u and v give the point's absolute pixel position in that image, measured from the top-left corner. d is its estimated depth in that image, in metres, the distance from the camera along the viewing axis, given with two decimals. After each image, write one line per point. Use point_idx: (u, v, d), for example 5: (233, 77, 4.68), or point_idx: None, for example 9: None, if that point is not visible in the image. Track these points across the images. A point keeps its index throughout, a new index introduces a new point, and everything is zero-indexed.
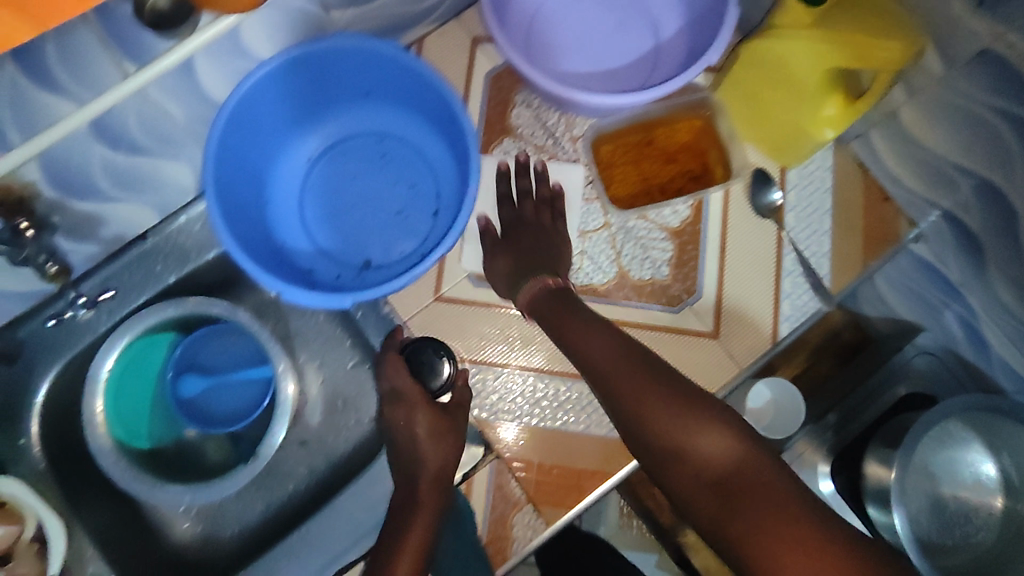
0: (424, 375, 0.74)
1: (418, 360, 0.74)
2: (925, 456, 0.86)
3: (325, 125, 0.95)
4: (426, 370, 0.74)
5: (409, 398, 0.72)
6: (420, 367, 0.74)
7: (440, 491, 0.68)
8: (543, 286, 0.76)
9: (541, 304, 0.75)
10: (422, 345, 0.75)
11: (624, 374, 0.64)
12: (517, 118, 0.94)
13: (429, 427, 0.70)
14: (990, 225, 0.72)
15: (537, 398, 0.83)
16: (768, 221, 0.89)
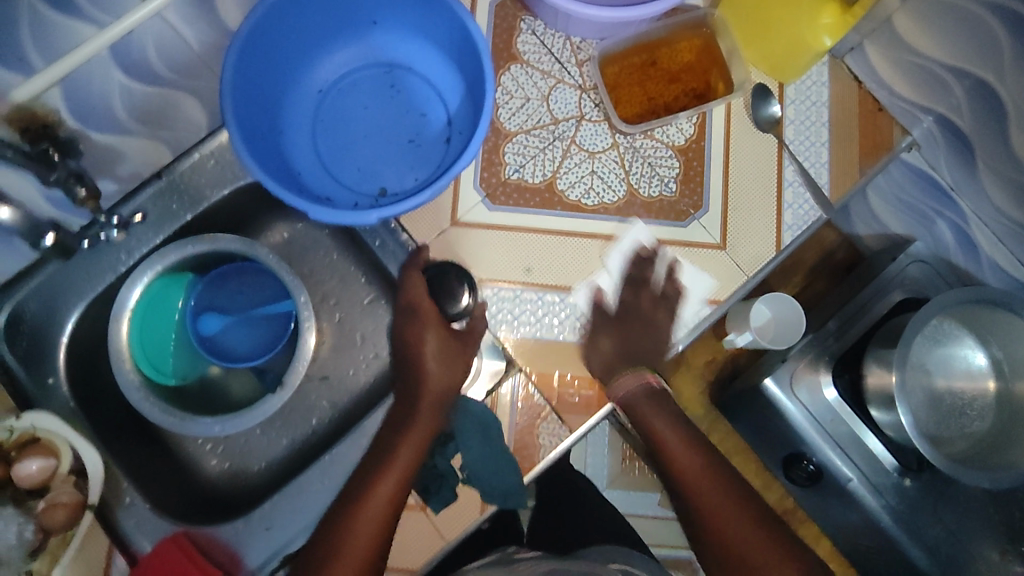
0: (443, 297, 0.75)
1: (442, 284, 0.75)
2: (921, 353, 0.79)
3: (334, 55, 0.78)
4: (445, 293, 0.75)
5: (422, 316, 0.72)
6: (441, 290, 0.75)
7: (438, 412, 0.72)
8: (641, 384, 0.73)
9: (640, 402, 0.73)
10: (445, 269, 0.76)
11: (699, 483, 0.70)
12: (523, 45, 0.82)
13: (438, 346, 0.72)
14: (985, 123, 0.74)
15: (553, 315, 0.78)
16: (768, 135, 0.82)
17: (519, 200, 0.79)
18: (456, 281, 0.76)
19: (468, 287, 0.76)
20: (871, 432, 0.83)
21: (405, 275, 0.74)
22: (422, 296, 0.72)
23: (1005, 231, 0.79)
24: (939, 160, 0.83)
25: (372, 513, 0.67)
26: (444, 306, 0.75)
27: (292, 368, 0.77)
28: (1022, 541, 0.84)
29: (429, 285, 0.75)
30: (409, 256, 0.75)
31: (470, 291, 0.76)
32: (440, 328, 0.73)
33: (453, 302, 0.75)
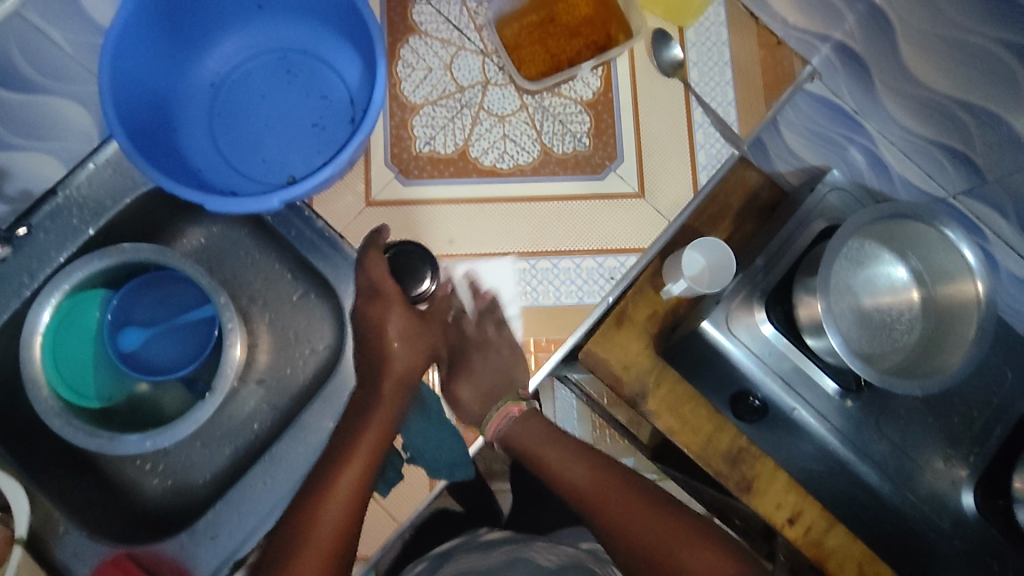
0: (406, 276, 0.74)
1: (407, 264, 0.74)
2: (844, 277, 0.81)
3: (222, 47, 0.75)
4: (410, 271, 0.74)
5: (386, 297, 0.70)
6: (403, 271, 0.74)
7: (403, 391, 0.72)
8: (510, 420, 0.72)
9: (518, 436, 0.72)
10: (409, 249, 0.74)
11: (599, 493, 0.69)
12: (419, 15, 0.80)
13: (401, 329, 0.71)
14: (874, 44, 0.76)
15: (486, 281, 0.78)
16: (673, 80, 0.82)
17: (432, 173, 0.78)
18: (421, 261, 0.74)
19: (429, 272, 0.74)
20: (813, 364, 0.85)
21: (366, 256, 0.71)
22: (380, 278, 0.71)
23: (911, 146, 0.80)
24: (841, 87, 0.85)
25: (342, 491, 0.66)
26: (406, 284, 0.73)
27: (220, 379, 0.75)
28: (964, 445, 0.86)
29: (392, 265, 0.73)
30: (368, 238, 0.73)
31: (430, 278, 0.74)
32: (403, 308, 0.72)
33: (416, 281, 0.74)
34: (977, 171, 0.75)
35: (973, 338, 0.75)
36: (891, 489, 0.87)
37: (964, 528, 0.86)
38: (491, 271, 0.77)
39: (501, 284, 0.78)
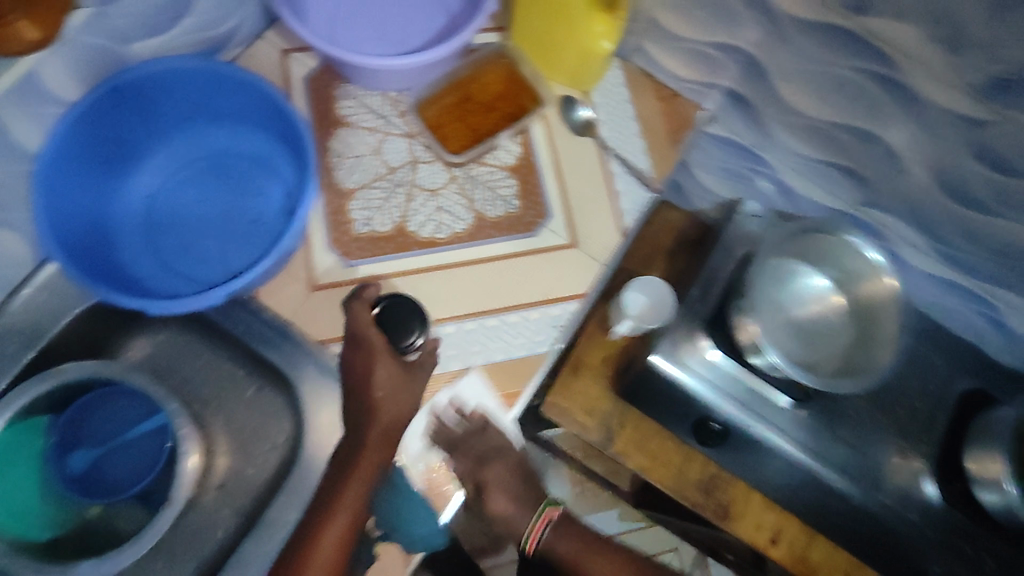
0: (396, 328, 0.73)
1: (397, 316, 0.73)
2: (773, 296, 0.87)
3: (153, 160, 0.78)
4: (401, 323, 0.73)
5: (365, 346, 0.70)
6: (394, 323, 0.73)
7: (388, 443, 0.70)
8: (550, 527, 0.69)
9: (560, 542, 0.69)
10: (397, 300, 0.74)
11: None
12: (346, 109, 0.85)
13: (385, 382, 0.70)
14: (756, 88, 0.86)
15: (454, 344, 0.80)
16: (585, 139, 0.89)
17: (372, 252, 0.80)
18: (411, 313, 0.74)
19: (418, 324, 0.73)
20: (764, 381, 0.92)
21: (351, 309, 0.73)
22: (362, 329, 0.71)
23: (807, 170, 0.89)
24: (736, 127, 0.93)
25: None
26: (394, 336, 0.72)
27: (165, 510, 0.70)
28: (913, 436, 0.93)
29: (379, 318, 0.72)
30: (355, 291, 0.75)
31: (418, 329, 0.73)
32: (387, 360, 0.71)
33: (408, 332, 0.73)
34: (865, 184, 0.85)
35: (894, 332, 0.82)
36: (857, 489, 0.93)
37: (933, 517, 0.91)
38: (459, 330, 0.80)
39: (465, 345, 0.80)
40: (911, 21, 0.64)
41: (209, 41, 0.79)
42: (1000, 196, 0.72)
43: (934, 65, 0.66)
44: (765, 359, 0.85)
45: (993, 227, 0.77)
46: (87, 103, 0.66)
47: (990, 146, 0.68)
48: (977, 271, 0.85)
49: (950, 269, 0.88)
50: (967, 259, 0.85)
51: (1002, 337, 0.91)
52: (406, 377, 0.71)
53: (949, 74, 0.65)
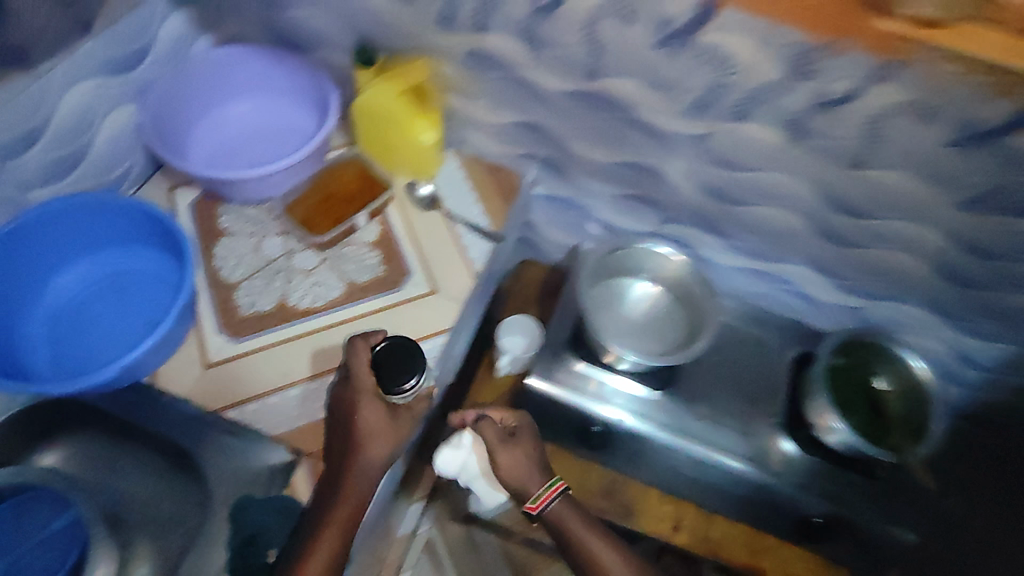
0: (392, 373, 0.82)
1: (392, 362, 0.82)
2: (612, 307, 1.06)
3: (56, 284, 0.89)
4: (396, 369, 0.82)
5: (360, 387, 0.82)
6: (387, 370, 0.82)
7: (377, 471, 0.81)
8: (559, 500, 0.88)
9: (566, 514, 0.88)
10: (390, 347, 0.83)
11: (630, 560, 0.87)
12: (227, 222, 1.00)
13: (377, 418, 0.81)
14: (553, 149, 1.05)
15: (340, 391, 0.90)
16: (432, 211, 1.04)
17: (258, 327, 0.92)
18: (410, 361, 0.82)
19: (411, 370, 0.82)
20: (628, 381, 1.04)
21: (353, 351, 0.83)
22: (359, 373, 0.82)
23: (616, 204, 1.10)
24: (554, 184, 1.12)
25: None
26: (386, 380, 0.81)
27: None
28: (763, 403, 1.06)
29: (379, 362, 0.82)
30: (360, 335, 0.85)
31: (412, 376, 0.82)
32: (378, 400, 0.82)
33: (398, 378, 0.81)
34: (659, 206, 1.06)
35: (708, 307, 1.01)
36: (740, 459, 1.02)
37: (800, 470, 1.02)
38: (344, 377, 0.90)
39: None
40: (630, 77, 0.87)
41: (103, 177, 0.95)
42: (747, 190, 0.96)
43: (651, 102, 0.89)
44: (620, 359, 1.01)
45: (757, 215, 0.99)
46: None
47: (717, 151, 0.92)
48: (768, 257, 1.06)
49: (745, 256, 1.08)
50: (752, 247, 1.06)
51: (811, 306, 1.12)
52: (389, 418, 0.82)
53: (668, 105, 0.88)
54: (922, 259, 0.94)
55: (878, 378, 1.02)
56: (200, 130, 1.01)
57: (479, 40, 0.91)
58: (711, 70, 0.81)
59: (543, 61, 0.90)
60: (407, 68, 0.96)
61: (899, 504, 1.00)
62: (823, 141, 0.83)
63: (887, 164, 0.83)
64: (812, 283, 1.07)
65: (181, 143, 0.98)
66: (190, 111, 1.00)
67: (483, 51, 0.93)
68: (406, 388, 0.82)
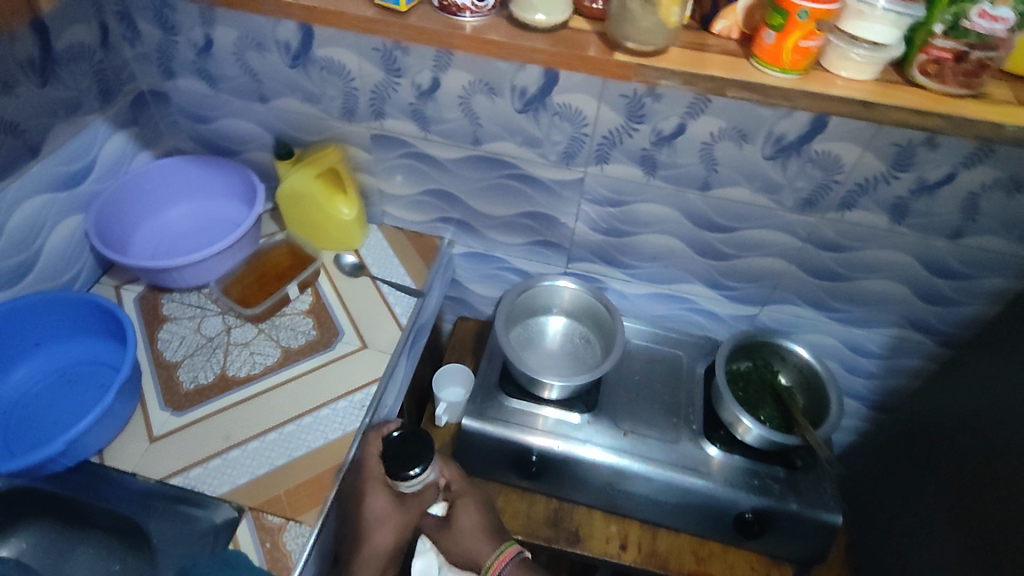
0: (401, 461, 0.81)
1: (405, 449, 0.82)
2: (534, 341, 1.16)
3: (8, 385, 0.96)
4: (406, 457, 0.81)
5: (369, 477, 0.89)
6: (395, 458, 0.82)
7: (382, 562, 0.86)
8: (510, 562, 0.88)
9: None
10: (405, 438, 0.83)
11: None
12: (169, 310, 1.09)
13: (383, 506, 0.86)
14: (461, 211, 1.19)
15: (277, 449, 0.93)
16: (360, 276, 1.15)
17: (199, 398, 0.98)
18: (421, 451, 0.82)
19: (419, 460, 0.81)
20: (560, 409, 1.12)
21: (365, 439, 0.93)
22: (373, 462, 0.90)
23: (526, 252, 1.23)
24: (470, 242, 1.25)
25: None
26: (394, 467, 0.81)
27: None
28: (684, 416, 1.12)
29: (391, 448, 0.82)
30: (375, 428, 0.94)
31: (418, 465, 0.81)
32: (384, 489, 0.88)
33: (404, 466, 0.81)
34: (562, 248, 1.19)
35: (613, 327, 1.11)
36: (676, 469, 1.06)
37: (731, 471, 1.07)
38: (280, 434, 0.95)
39: (291, 443, 0.94)
40: (507, 139, 1.03)
41: (53, 282, 1.05)
42: (629, 222, 1.10)
43: (530, 157, 1.04)
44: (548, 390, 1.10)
45: (645, 243, 1.12)
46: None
47: (594, 191, 1.06)
48: (665, 281, 1.19)
49: (646, 283, 1.20)
50: (649, 274, 1.19)
51: (715, 321, 1.24)
52: (398, 503, 0.87)
53: (544, 158, 1.04)
54: (788, 262, 1.07)
55: (780, 376, 1.13)
56: (145, 237, 1.14)
57: (378, 124, 1.07)
58: (569, 125, 0.97)
59: (435, 136, 1.06)
60: (322, 157, 1.11)
61: (822, 490, 1.05)
62: (673, 171, 0.99)
63: (728, 182, 0.98)
64: (708, 299, 1.19)
65: (126, 243, 1.11)
66: (133, 221, 1.13)
67: (383, 133, 1.08)
68: (411, 477, 0.81)
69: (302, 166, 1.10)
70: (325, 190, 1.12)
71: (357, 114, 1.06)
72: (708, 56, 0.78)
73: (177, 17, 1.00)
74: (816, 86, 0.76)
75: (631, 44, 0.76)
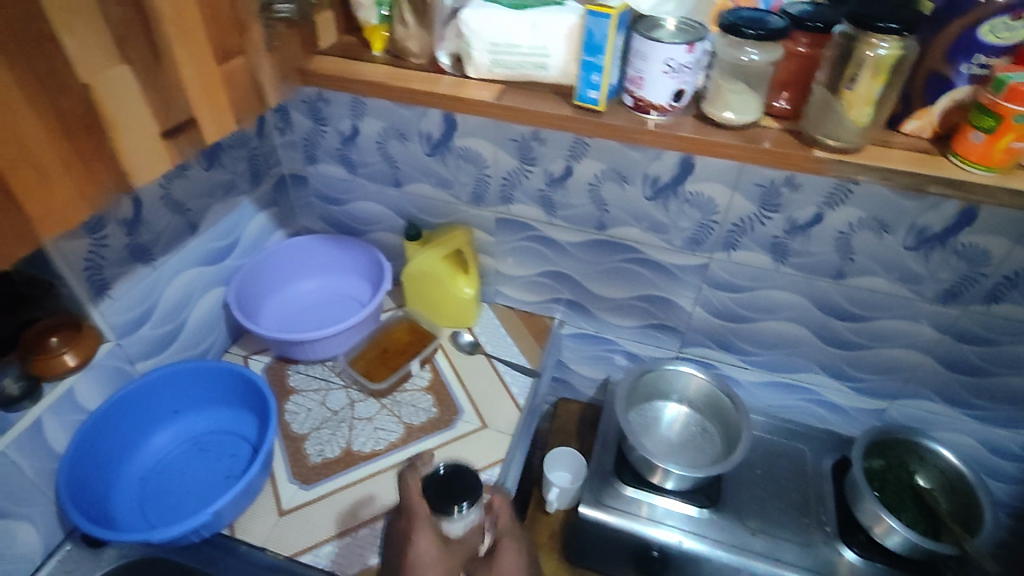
0: (446, 494, 0.63)
1: (454, 484, 0.63)
2: (648, 428, 1.13)
3: (149, 448, 0.99)
4: (452, 490, 0.63)
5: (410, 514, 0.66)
6: (447, 490, 0.63)
7: None
8: None
9: None
10: (455, 469, 0.65)
11: None
12: (295, 381, 1.11)
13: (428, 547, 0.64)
14: (576, 293, 1.20)
15: None
16: (476, 354, 1.16)
17: (326, 472, 0.98)
18: (470, 484, 0.64)
19: (469, 495, 0.63)
20: (682, 501, 1.07)
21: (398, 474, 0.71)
22: (415, 501, 0.67)
23: (637, 335, 1.23)
24: (580, 322, 1.25)
25: None
26: (437, 503, 0.63)
27: None
28: (813, 514, 1.06)
29: (432, 485, 0.64)
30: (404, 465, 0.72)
31: (467, 501, 0.63)
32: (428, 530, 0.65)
33: (451, 501, 0.63)
34: (677, 332, 1.19)
35: (740, 415, 1.07)
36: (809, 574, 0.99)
37: None
38: None
39: None
40: (633, 225, 1.05)
41: (192, 350, 1.10)
42: (752, 309, 1.09)
43: (654, 243, 1.06)
44: (670, 478, 1.05)
45: (766, 330, 1.11)
46: (90, 419, 0.90)
47: (716, 277, 1.06)
48: (783, 369, 1.16)
49: (762, 371, 1.18)
50: (767, 361, 1.16)
51: (836, 414, 1.19)
52: (445, 553, 0.64)
53: (668, 244, 1.05)
54: (922, 352, 1.03)
55: (918, 477, 1.06)
56: (275, 308, 1.19)
57: (505, 210, 1.12)
58: (698, 212, 0.99)
59: (559, 221, 1.09)
60: (448, 239, 1.15)
61: None
62: (804, 260, 0.98)
63: (861, 271, 0.97)
64: (829, 389, 1.15)
65: (258, 316, 1.16)
66: (265, 294, 1.18)
67: (509, 218, 1.12)
68: (457, 514, 0.63)
69: (430, 247, 1.14)
70: (449, 270, 1.15)
71: (486, 199, 1.11)
72: (887, 151, 0.77)
73: (330, 110, 1.08)
74: (1019, 183, 0.73)
75: (831, 141, 0.67)
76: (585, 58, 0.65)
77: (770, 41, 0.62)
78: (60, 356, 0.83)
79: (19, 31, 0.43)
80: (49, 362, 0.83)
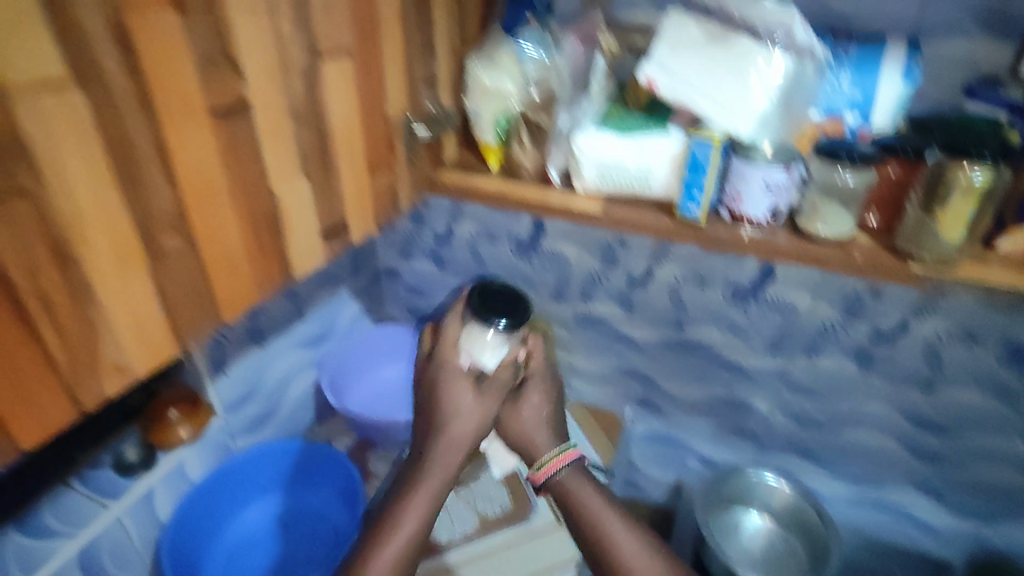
0: (488, 306, 0.81)
1: (496, 301, 0.81)
2: (729, 543, 1.11)
3: (237, 524, 1.02)
4: (494, 304, 0.81)
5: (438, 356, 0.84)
6: (489, 301, 0.81)
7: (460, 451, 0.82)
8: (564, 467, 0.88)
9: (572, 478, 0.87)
10: (502, 294, 0.83)
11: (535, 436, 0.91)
12: (373, 465, 1.14)
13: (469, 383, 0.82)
14: (650, 391, 1.21)
15: None
16: None
17: None
18: (508, 300, 0.82)
19: (512, 317, 0.80)
20: None
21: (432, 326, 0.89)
22: (424, 364, 0.87)
23: (713, 438, 1.21)
24: (653, 422, 1.25)
25: None
26: (483, 312, 0.80)
27: None
28: None
29: (478, 298, 0.82)
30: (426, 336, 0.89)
31: (507, 320, 0.80)
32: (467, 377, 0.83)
33: (493, 317, 0.79)
34: (756, 437, 1.17)
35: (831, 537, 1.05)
36: None
37: None
38: None
39: None
40: (712, 327, 1.08)
41: (285, 426, 1.16)
42: (835, 417, 1.07)
43: (733, 345, 1.08)
44: None
45: (850, 440, 1.08)
46: (192, 492, 0.94)
47: (797, 382, 1.06)
48: (872, 483, 1.11)
49: (848, 483, 1.13)
50: (853, 473, 1.12)
51: (932, 537, 1.11)
52: (478, 395, 0.83)
53: (747, 347, 1.07)
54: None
55: None
56: (362, 392, 1.24)
57: (584, 307, 1.17)
58: (779, 317, 1.01)
59: (638, 320, 1.14)
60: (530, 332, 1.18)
61: None
62: (890, 369, 0.98)
63: (953, 382, 0.95)
64: (924, 508, 1.09)
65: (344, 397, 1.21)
66: (351, 377, 1.24)
67: (588, 315, 1.17)
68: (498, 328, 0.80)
69: None
70: None
71: (566, 295, 1.17)
72: None
73: (428, 212, 1.19)
74: None
75: (917, 258, 0.70)
76: (687, 177, 0.73)
77: (864, 166, 0.68)
78: (174, 429, 0.90)
79: (240, 152, 0.54)
80: (164, 428, 0.90)
